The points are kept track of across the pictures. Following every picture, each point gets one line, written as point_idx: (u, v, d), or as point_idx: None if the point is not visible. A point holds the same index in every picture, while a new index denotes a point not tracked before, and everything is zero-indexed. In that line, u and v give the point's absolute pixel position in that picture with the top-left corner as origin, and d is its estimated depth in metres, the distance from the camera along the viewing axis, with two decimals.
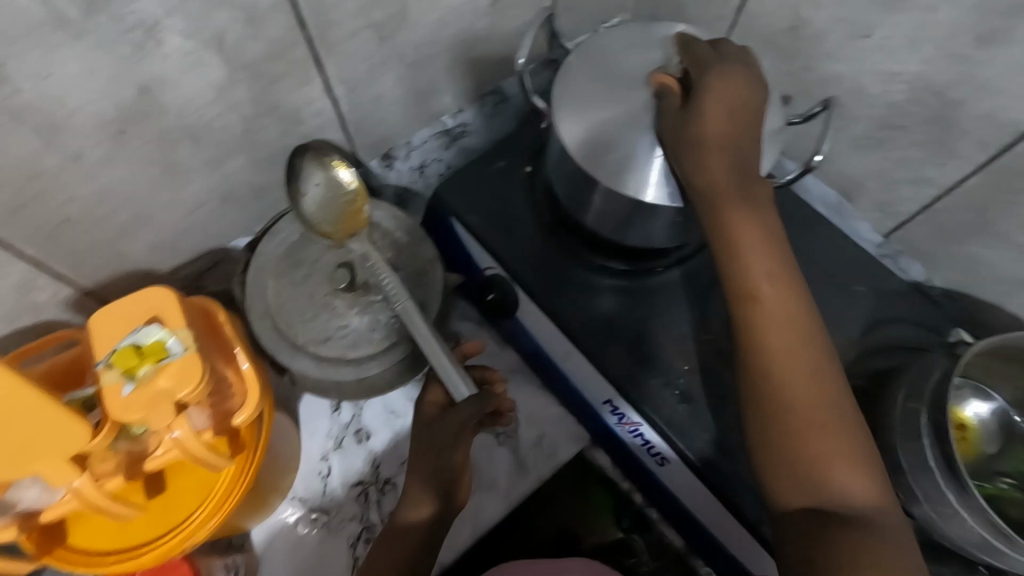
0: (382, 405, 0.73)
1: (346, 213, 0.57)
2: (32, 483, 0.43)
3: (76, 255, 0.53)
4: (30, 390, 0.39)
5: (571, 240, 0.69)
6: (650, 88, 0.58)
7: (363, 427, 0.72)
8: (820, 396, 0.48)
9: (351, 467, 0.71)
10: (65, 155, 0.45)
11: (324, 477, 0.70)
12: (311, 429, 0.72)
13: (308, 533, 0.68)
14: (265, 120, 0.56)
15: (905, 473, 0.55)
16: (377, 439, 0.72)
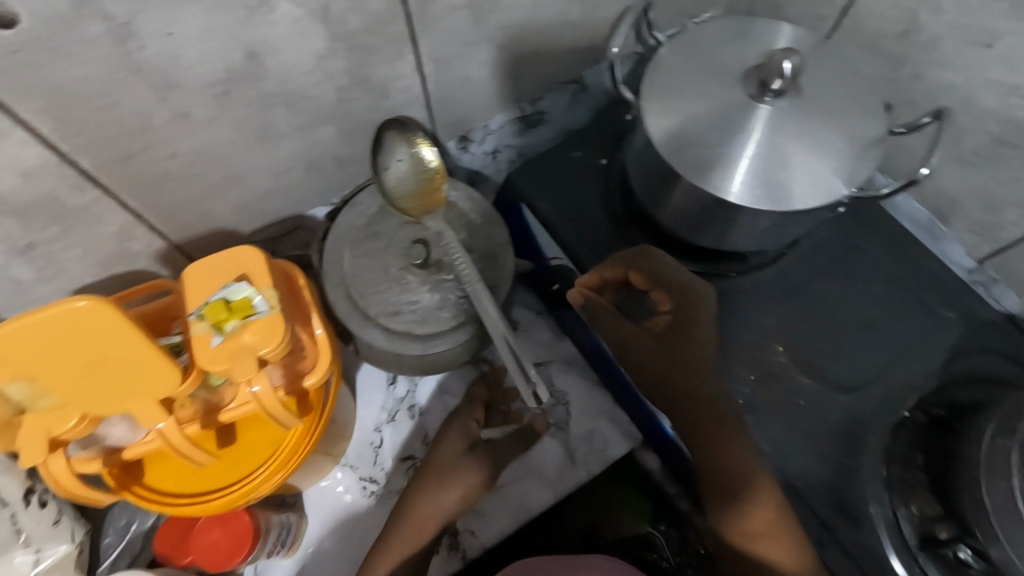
0: (437, 383, 0.74)
1: (424, 192, 0.58)
2: (120, 421, 0.46)
3: (170, 209, 0.56)
4: (115, 320, 0.41)
5: (642, 236, 0.68)
6: (746, 85, 0.56)
7: (417, 403, 0.73)
8: (752, 473, 0.56)
9: (402, 441, 0.72)
10: (174, 112, 0.47)
11: (376, 447, 0.71)
12: (367, 399, 0.73)
13: (356, 500, 0.69)
14: (356, 92, 0.57)
15: (988, 514, 0.51)
16: (429, 416, 0.73)
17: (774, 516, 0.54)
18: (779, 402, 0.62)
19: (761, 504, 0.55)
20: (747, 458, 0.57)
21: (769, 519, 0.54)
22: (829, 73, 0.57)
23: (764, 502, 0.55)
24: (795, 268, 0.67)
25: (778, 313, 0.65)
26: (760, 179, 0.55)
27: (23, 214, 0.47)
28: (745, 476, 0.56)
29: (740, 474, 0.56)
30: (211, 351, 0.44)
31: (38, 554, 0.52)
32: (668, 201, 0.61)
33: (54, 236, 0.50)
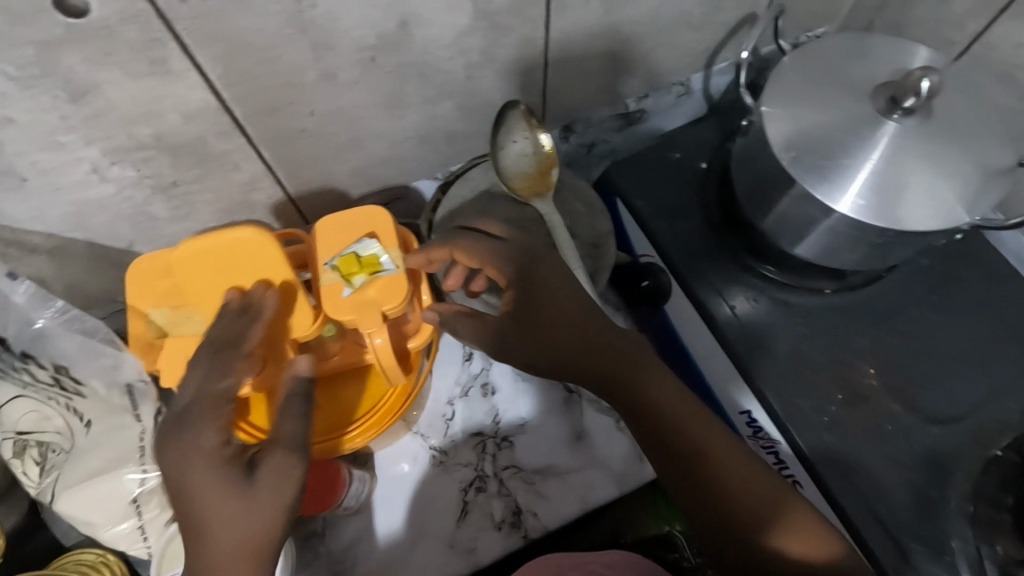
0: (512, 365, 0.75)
1: (536, 175, 0.61)
2: None
3: (297, 165, 0.58)
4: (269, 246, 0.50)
5: (737, 243, 0.68)
6: (875, 102, 0.56)
7: (490, 381, 0.75)
8: (732, 447, 0.48)
9: (473, 416, 0.73)
10: (323, 72, 0.49)
11: (447, 420, 0.73)
12: (443, 372, 0.75)
13: (425, 468, 0.71)
14: (484, 71, 0.58)
15: None
16: (502, 396, 0.74)
17: (763, 486, 0.47)
18: (865, 424, 0.61)
19: (753, 483, 0.47)
20: (719, 435, 0.48)
21: (751, 489, 0.47)
22: (959, 99, 0.57)
23: (753, 480, 0.47)
24: (892, 292, 0.66)
25: (870, 334, 0.65)
26: (879, 193, 0.54)
27: (173, 153, 0.50)
28: (707, 451, 0.47)
29: (722, 454, 0.47)
30: (337, 301, 0.47)
31: (144, 473, 0.54)
32: (774, 209, 0.61)
33: (194, 178, 0.53)
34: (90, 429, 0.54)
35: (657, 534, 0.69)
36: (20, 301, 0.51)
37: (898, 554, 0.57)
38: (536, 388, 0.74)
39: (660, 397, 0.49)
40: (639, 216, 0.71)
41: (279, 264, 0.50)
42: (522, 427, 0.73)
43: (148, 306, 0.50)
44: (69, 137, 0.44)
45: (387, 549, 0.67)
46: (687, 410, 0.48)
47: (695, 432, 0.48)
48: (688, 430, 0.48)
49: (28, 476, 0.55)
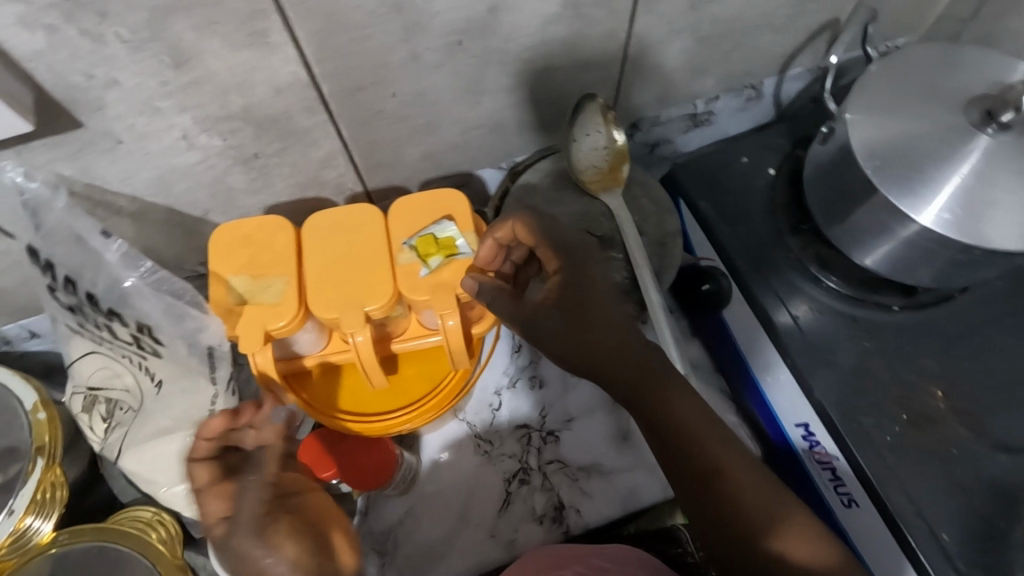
0: None
1: (607, 168, 0.62)
2: (309, 331, 0.53)
3: (371, 145, 0.59)
4: (369, 215, 0.54)
5: (804, 251, 0.67)
6: (967, 115, 0.54)
7: (539, 374, 0.74)
8: (743, 466, 0.46)
9: (520, 408, 0.73)
10: (410, 53, 0.50)
11: (494, 409, 0.73)
12: (492, 361, 0.75)
13: (471, 455, 0.71)
14: (563, 62, 0.58)
15: None
16: (550, 389, 0.74)
17: (768, 506, 0.44)
18: (930, 447, 0.59)
19: (762, 499, 0.44)
20: (734, 452, 0.46)
21: (761, 503, 0.44)
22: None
23: (759, 498, 0.45)
24: (964, 314, 0.64)
25: (936, 353, 0.63)
26: (964, 208, 0.52)
27: (260, 125, 0.51)
28: (717, 465, 0.45)
29: (731, 470, 0.45)
30: (416, 279, 0.52)
31: None
32: (849, 219, 0.60)
33: (275, 152, 0.54)
34: (160, 391, 0.55)
35: (664, 531, 0.66)
36: (112, 258, 0.53)
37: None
38: (585, 385, 0.74)
39: (673, 406, 0.46)
40: (703, 217, 0.71)
41: (366, 238, 0.53)
42: (570, 422, 0.72)
43: (230, 273, 0.52)
44: (167, 103, 0.45)
45: (430, 532, 0.67)
46: (703, 425, 0.46)
47: (707, 447, 0.46)
48: (700, 447, 0.46)
49: (93, 431, 0.56)
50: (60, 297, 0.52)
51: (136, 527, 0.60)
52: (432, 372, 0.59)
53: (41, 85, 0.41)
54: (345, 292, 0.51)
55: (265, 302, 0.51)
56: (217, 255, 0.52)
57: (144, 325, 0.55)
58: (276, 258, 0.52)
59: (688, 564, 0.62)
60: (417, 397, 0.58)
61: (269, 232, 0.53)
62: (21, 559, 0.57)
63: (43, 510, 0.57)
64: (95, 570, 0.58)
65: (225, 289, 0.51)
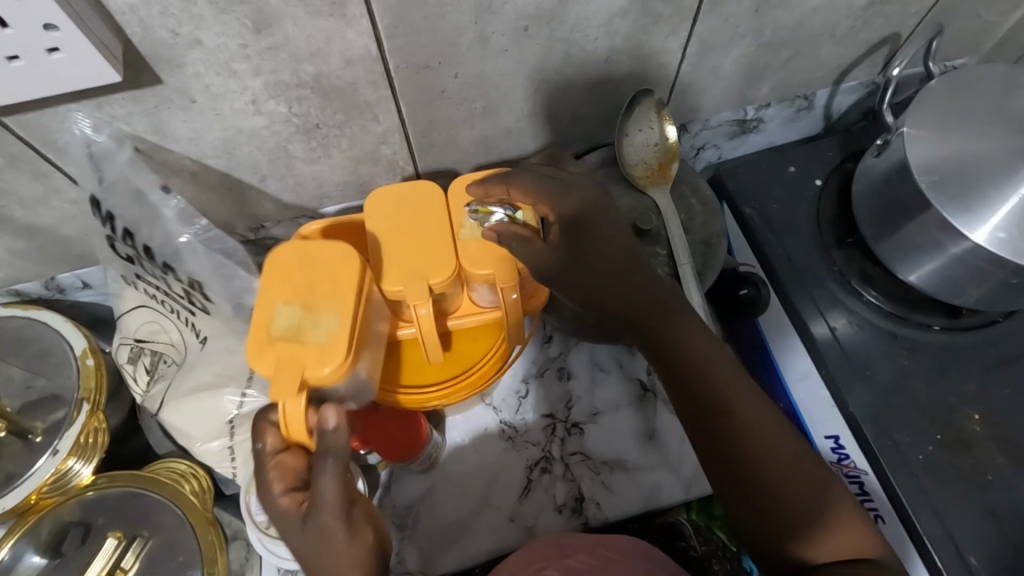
0: (590, 355, 0.76)
1: (654, 163, 0.66)
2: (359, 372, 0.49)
3: (428, 125, 0.60)
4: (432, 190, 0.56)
5: (846, 265, 0.67)
6: None
7: (567, 366, 0.75)
8: (795, 460, 0.45)
9: (547, 398, 0.74)
10: (479, 35, 0.51)
11: (520, 397, 0.74)
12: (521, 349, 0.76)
13: (496, 441, 0.71)
14: (624, 57, 0.59)
15: None
16: (578, 381, 0.74)
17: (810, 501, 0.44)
18: (964, 471, 0.59)
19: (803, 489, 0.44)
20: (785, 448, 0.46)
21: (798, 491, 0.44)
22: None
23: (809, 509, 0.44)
24: (1010, 342, 0.63)
25: (975, 378, 0.62)
26: (1020, 230, 0.52)
27: (326, 96, 0.52)
28: (768, 477, 0.44)
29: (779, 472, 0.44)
30: (475, 250, 0.53)
31: (243, 396, 0.57)
32: (899, 235, 0.60)
33: (337, 123, 0.56)
34: (204, 346, 0.57)
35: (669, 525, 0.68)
36: (169, 214, 0.55)
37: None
38: (614, 382, 0.74)
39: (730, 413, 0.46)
40: (745, 222, 0.71)
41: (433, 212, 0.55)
42: (595, 416, 0.73)
43: (278, 301, 0.47)
44: (243, 66, 0.47)
45: (450, 513, 0.68)
46: (761, 428, 0.46)
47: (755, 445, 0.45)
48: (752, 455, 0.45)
49: (136, 382, 0.58)
50: (118, 249, 0.54)
51: (172, 477, 0.62)
52: (473, 351, 0.59)
53: (130, 38, 0.42)
54: (411, 262, 0.53)
55: (313, 340, 0.46)
56: (270, 277, 0.48)
57: (195, 281, 0.57)
58: (332, 289, 0.48)
59: (692, 557, 0.63)
60: (454, 373, 0.58)
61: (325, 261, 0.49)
62: (61, 497, 0.59)
63: (86, 454, 0.59)
64: (126, 515, 0.59)
65: (272, 317, 0.47)
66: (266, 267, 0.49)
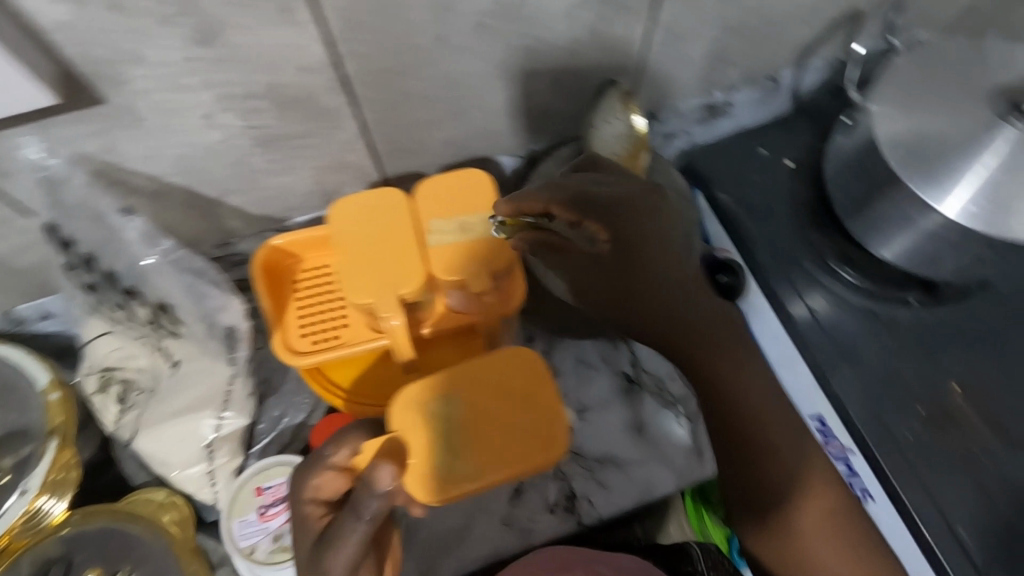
0: (575, 352, 0.75)
1: (625, 156, 0.62)
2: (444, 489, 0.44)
3: (393, 130, 0.59)
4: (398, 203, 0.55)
5: (822, 244, 0.67)
6: (993, 110, 0.54)
7: (552, 365, 0.74)
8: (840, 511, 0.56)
9: None
10: (437, 34, 0.49)
11: None
12: None
13: None
14: (588, 49, 0.58)
15: None
16: (563, 379, 0.74)
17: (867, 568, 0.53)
18: (947, 444, 0.59)
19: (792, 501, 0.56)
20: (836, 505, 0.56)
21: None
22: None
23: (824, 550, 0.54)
24: (987, 311, 0.64)
25: (954, 350, 0.63)
26: (988, 203, 0.52)
27: (283, 106, 0.51)
28: (801, 479, 0.56)
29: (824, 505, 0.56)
30: (446, 256, 0.53)
31: (222, 419, 0.56)
32: (872, 214, 0.60)
33: (298, 133, 0.54)
34: (178, 369, 0.56)
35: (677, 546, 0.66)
36: (128, 237, 0.53)
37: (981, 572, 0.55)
38: (599, 378, 0.74)
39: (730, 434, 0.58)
40: (719, 207, 0.71)
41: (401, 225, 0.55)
42: (582, 413, 0.72)
43: (447, 397, 0.46)
44: (192, 80, 0.45)
45: (440, 523, 0.67)
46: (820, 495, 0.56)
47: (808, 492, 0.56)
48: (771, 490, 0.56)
49: (105, 413, 0.56)
50: (81, 277, 0.53)
51: (149, 508, 0.60)
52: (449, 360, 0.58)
53: (64, 57, 0.40)
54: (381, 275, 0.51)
55: (445, 452, 0.44)
56: (478, 389, 0.47)
57: (164, 304, 0.54)
58: (497, 406, 0.46)
59: None
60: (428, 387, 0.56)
61: (517, 440, 0.46)
62: (33, 538, 0.56)
63: (58, 490, 0.57)
64: (108, 551, 0.57)
65: (432, 405, 0.46)
66: (509, 358, 0.48)
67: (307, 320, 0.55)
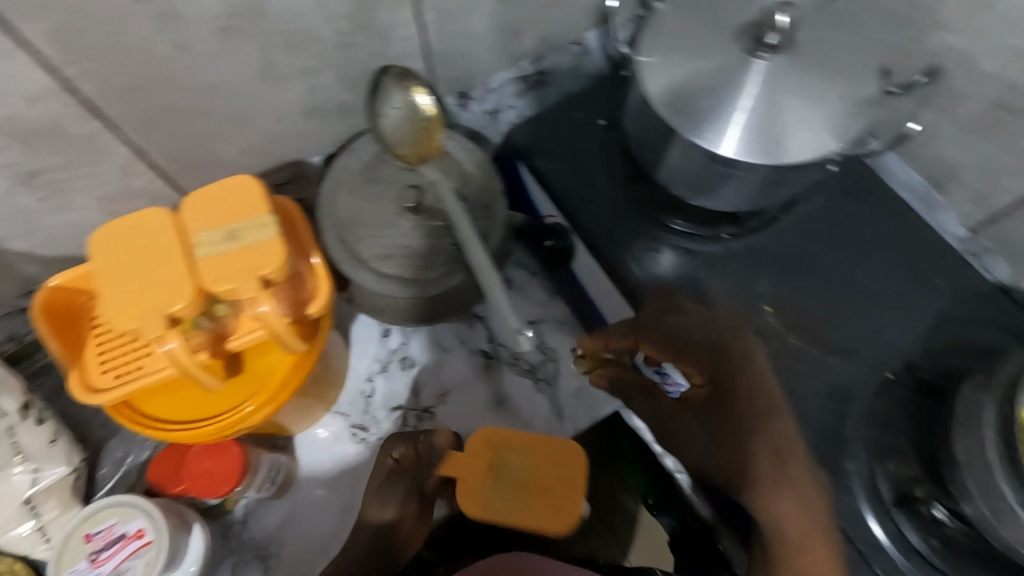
0: (430, 339, 0.75)
1: (420, 137, 0.58)
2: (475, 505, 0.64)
3: (173, 146, 0.57)
4: (153, 213, 0.48)
5: (640, 195, 0.68)
6: (742, 45, 0.57)
7: (409, 355, 0.74)
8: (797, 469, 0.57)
9: (394, 391, 0.73)
10: (176, 44, 0.48)
11: (367, 397, 0.73)
12: (361, 349, 0.74)
13: (351, 447, 0.71)
14: (359, 37, 0.58)
15: (959, 468, 0.51)
16: (421, 368, 0.74)
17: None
18: (767, 363, 0.63)
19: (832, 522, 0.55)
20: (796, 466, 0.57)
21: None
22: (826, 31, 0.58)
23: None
24: (789, 232, 0.68)
25: (767, 275, 0.67)
26: (752, 135, 0.55)
27: (27, 140, 0.48)
28: (753, 473, 0.57)
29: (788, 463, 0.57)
30: (219, 265, 0.46)
31: (36, 473, 0.55)
32: (665, 161, 0.62)
33: (59, 165, 0.52)
34: None
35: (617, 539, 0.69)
36: None
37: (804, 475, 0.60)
38: (457, 360, 0.74)
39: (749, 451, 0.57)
40: (541, 175, 0.72)
41: (153, 242, 0.47)
42: (444, 397, 0.73)
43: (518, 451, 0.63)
44: None
45: (314, 528, 0.67)
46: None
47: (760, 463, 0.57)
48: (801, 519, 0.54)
49: None
50: None
51: None
52: (269, 367, 0.55)
53: None
54: (137, 303, 0.46)
55: (495, 487, 0.61)
56: (546, 464, 0.62)
57: None
58: (546, 450, 0.63)
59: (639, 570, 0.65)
60: (245, 400, 0.54)
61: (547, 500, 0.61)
62: None
63: None
64: None
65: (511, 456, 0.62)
66: (562, 446, 0.63)
67: (106, 353, 0.51)
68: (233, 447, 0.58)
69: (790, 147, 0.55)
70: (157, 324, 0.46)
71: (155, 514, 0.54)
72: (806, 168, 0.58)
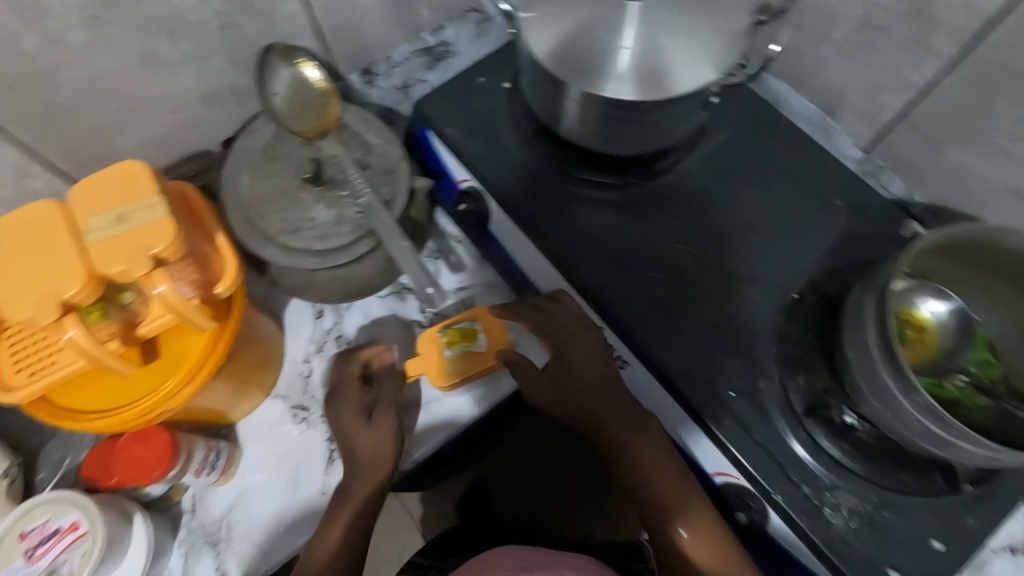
0: (364, 313, 0.76)
1: (317, 109, 0.60)
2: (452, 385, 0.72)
3: (64, 143, 0.57)
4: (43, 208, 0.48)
5: (551, 152, 0.71)
6: None
7: (344, 333, 0.75)
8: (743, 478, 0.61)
9: (332, 368, 0.74)
10: (45, 39, 0.48)
11: (306, 378, 0.74)
12: (296, 333, 0.75)
13: (291, 428, 0.71)
14: (241, 19, 0.58)
15: (851, 365, 0.54)
16: (356, 344, 0.75)
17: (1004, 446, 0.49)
18: (681, 296, 0.66)
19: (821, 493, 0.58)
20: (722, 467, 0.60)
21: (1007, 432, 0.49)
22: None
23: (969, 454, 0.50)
24: (695, 168, 0.70)
25: (678, 212, 0.69)
26: (636, 75, 0.56)
27: None
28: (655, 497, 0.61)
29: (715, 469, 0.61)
30: (107, 249, 0.47)
31: None
32: (561, 111, 0.64)
33: None
34: None
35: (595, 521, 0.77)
36: None
37: (713, 394, 0.62)
38: (390, 330, 0.75)
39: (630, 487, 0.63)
40: (450, 141, 0.72)
41: (46, 234, 0.47)
42: None
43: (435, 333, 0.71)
44: None
45: (258, 510, 0.69)
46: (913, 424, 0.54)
47: (652, 478, 0.61)
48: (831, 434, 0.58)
49: None
50: None
51: None
52: (187, 349, 0.56)
53: None
54: (33, 290, 0.46)
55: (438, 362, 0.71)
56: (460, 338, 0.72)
57: None
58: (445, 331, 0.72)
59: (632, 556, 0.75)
60: (165, 381, 0.55)
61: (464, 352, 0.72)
62: None
63: None
64: None
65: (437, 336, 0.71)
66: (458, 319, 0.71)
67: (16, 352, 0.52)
68: (164, 431, 0.59)
69: (674, 80, 0.56)
70: (56, 313, 0.46)
71: (88, 507, 0.55)
72: (691, 100, 0.60)
